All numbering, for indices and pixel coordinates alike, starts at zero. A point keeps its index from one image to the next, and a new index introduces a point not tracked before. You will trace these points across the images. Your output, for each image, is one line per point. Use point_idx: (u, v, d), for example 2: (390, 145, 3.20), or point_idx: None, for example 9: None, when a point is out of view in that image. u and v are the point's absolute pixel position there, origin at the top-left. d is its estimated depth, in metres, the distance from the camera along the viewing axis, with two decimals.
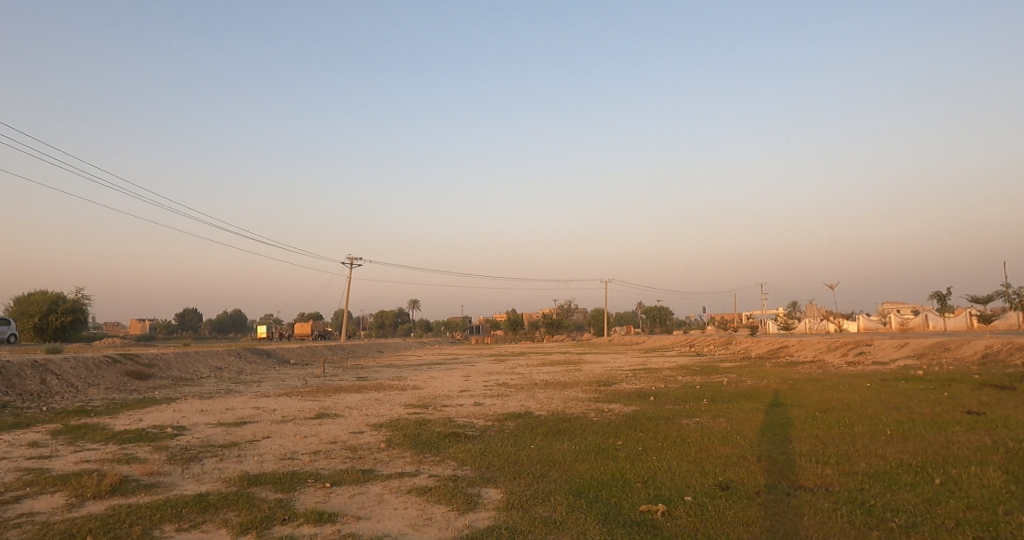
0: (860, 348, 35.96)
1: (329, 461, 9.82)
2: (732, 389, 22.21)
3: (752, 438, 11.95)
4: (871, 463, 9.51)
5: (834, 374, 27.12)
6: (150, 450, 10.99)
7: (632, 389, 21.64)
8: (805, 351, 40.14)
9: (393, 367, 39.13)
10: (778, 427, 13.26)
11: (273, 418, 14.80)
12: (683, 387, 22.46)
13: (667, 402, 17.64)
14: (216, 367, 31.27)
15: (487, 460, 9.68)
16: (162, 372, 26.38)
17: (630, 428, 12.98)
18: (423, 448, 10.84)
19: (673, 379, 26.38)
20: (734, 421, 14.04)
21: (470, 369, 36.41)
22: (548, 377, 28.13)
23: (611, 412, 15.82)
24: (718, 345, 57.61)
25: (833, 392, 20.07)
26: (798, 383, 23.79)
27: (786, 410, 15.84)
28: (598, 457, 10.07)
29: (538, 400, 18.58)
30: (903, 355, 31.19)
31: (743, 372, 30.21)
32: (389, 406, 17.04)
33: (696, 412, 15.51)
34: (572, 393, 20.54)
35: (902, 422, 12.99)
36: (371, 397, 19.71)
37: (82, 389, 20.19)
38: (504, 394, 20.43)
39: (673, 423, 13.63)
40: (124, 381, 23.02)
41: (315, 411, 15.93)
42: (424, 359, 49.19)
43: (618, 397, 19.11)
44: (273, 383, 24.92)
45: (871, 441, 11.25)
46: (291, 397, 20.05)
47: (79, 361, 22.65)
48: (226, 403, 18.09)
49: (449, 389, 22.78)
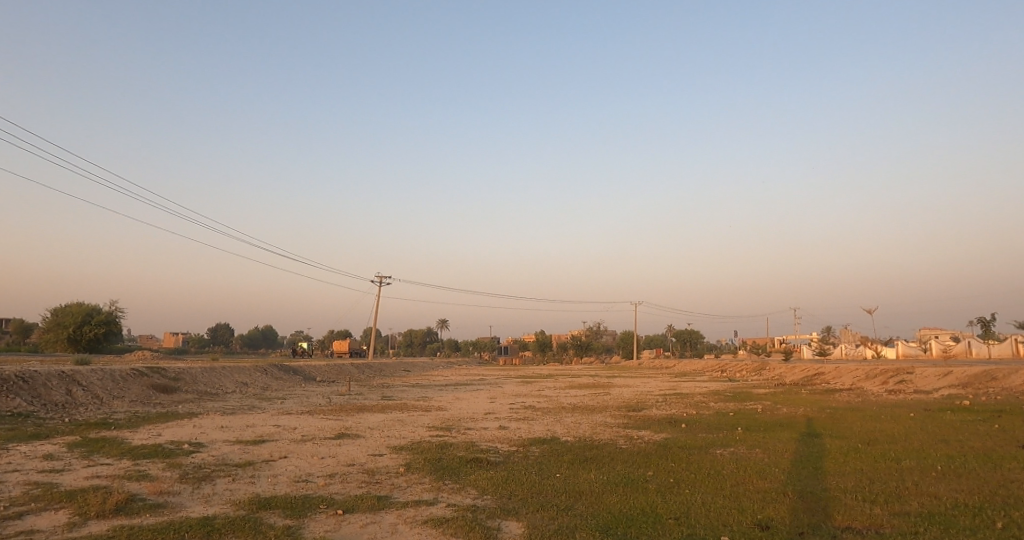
0: (902, 376, 34.21)
1: (344, 486, 9.42)
2: (768, 417, 21.19)
3: (793, 471, 11.15)
4: (925, 503, 8.68)
5: (874, 402, 25.78)
6: (164, 467, 10.79)
7: (662, 415, 20.80)
8: (842, 378, 38.46)
9: (417, 386, 38.81)
10: (821, 460, 12.39)
11: (292, 437, 14.53)
12: (715, 414, 21.50)
13: (698, 430, 16.84)
14: (242, 383, 31.40)
15: (509, 489, 9.17)
16: (188, 386, 26.56)
17: (660, 458, 12.29)
18: (443, 474, 10.37)
19: (704, 405, 25.38)
20: (771, 453, 13.22)
21: (495, 390, 35.89)
22: (575, 400, 27.35)
23: (641, 439, 15.10)
24: (750, 370, 55.79)
25: (876, 423, 18.92)
26: (837, 412, 22.56)
27: (827, 442, 14.89)
28: (627, 489, 9.45)
29: (564, 424, 17.94)
30: (947, 384, 29.51)
31: (778, 399, 28.93)
32: (411, 428, 16.62)
33: (729, 441, 14.70)
34: (599, 417, 19.83)
35: (957, 458, 12.00)
36: (393, 417, 19.36)
37: (107, 401, 20.35)
38: (529, 418, 19.85)
39: (707, 454, 12.87)
40: (149, 394, 23.18)
41: (335, 431, 15.62)
42: (450, 379, 48.93)
43: (647, 423, 18.35)
44: (296, 400, 24.80)
45: (924, 478, 10.36)
46: (312, 415, 19.83)
47: (106, 374, 22.92)
48: (247, 420, 17.95)
49: (474, 411, 22.30)
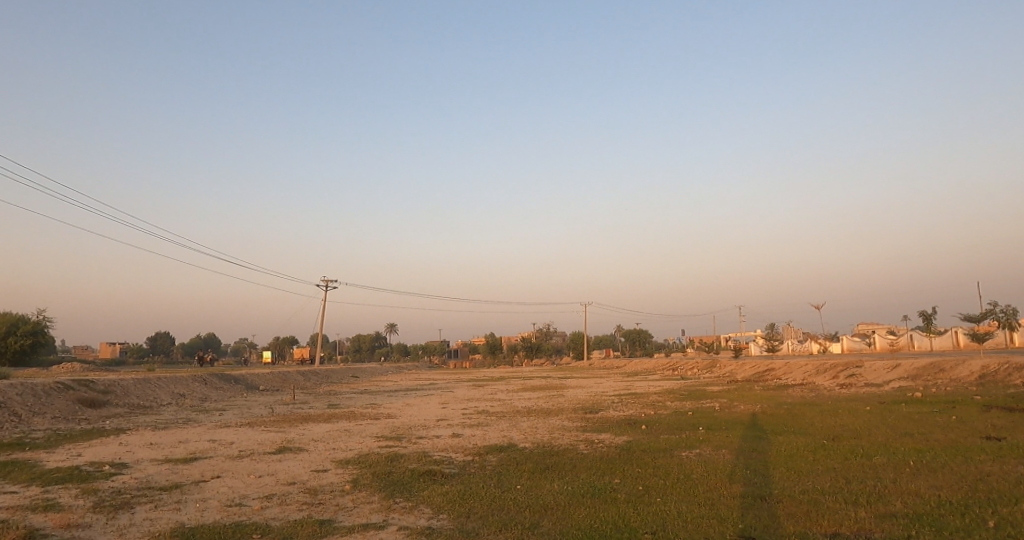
0: (850, 370, 35.24)
1: (283, 509, 8.37)
2: (726, 415, 21.19)
3: (763, 474, 10.81)
4: (904, 505, 8.42)
5: (829, 397, 26.29)
6: (76, 493, 9.37)
7: (622, 416, 20.43)
8: (793, 374, 39.38)
9: (367, 393, 37.27)
10: (788, 460, 12.15)
11: (228, 454, 13.21)
12: (675, 414, 21.32)
13: (660, 431, 16.46)
14: (179, 394, 29.19)
15: (467, 507, 8.36)
16: (118, 399, 24.36)
17: (625, 463, 11.72)
18: (393, 491, 9.44)
19: (662, 404, 25.23)
20: (737, 454, 12.89)
21: (448, 395, 34.80)
22: (532, 404, 26.72)
23: (602, 443, 14.55)
24: (701, 368, 56.75)
25: (834, 418, 19.07)
26: (793, 408, 22.76)
27: (789, 440, 14.74)
28: (595, 501, 8.81)
29: (521, 429, 17.25)
30: (896, 377, 30.50)
31: (733, 396, 29.20)
32: (359, 439, 15.51)
33: (694, 443, 14.32)
34: (557, 421, 19.25)
35: (920, 452, 11.98)
36: (341, 427, 18.16)
37: (25, 418, 18.28)
38: (485, 424, 19.01)
39: (672, 457, 12.42)
40: (74, 409, 21.05)
41: (276, 445, 14.36)
42: (401, 385, 47.53)
43: (608, 425, 17.90)
44: (237, 412, 23.09)
45: (896, 477, 10.16)
46: (254, 427, 18.38)
47: (25, 388, 20.61)
48: (180, 435, 16.34)
49: (426, 417, 21.31)
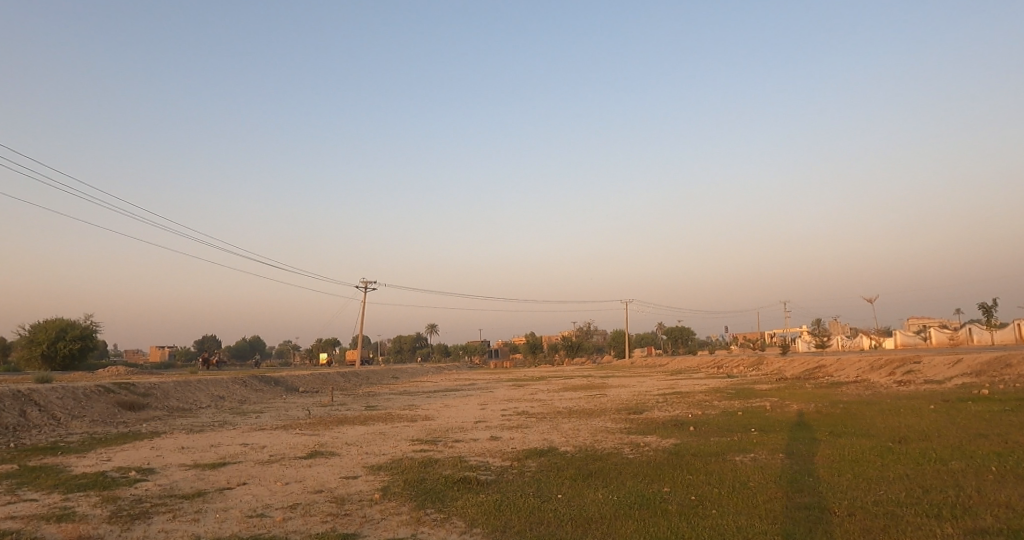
0: (908, 366, 33.05)
1: (305, 521, 7.83)
2: (778, 415, 19.88)
3: (829, 482, 9.72)
4: (1002, 517, 7.28)
5: (887, 395, 24.53)
6: (96, 502, 9.09)
7: (667, 417, 19.36)
8: (845, 370, 37.26)
9: (404, 394, 37.07)
10: (855, 465, 10.96)
11: (258, 459, 12.88)
12: (723, 414, 20.14)
13: (709, 433, 15.36)
14: (219, 396, 29.52)
15: (501, 520, 7.62)
16: (158, 402, 24.66)
17: (674, 469, 10.78)
18: (424, 501, 8.78)
19: (709, 404, 23.91)
20: (798, 459, 11.76)
21: (485, 395, 34.24)
22: (571, 404, 25.86)
23: (648, 446, 13.58)
24: (747, 365, 54.57)
25: (898, 418, 17.52)
26: (849, 407, 21.18)
27: (854, 442, 13.45)
28: (642, 513, 7.93)
29: (561, 432, 16.39)
30: (958, 373, 28.32)
31: (783, 394, 27.65)
32: (393, 442, 15.00)
33: (747, 446, 13.22)
34: (598, 422, 18.35)
35: (1004, 456, 10.62)
36: (374, 430, 17.70)
37: (64, 422, 18.52)
38: (523, 426, 18.25)
39: (725, 462, 11.41)
40: (113, 413, 21.31)
41: (307, 449, 13.98)
42: (439, 386, 47.29)
43: (652, 427, 16.89)
44: (273, 414, 22.98)
45: (982, 484, 8.94)
46: (287, 430, 18.12)
47: (66, 391, 21.02)
48: (212, 439, 16.19)
49: (463, 419, 20.71)
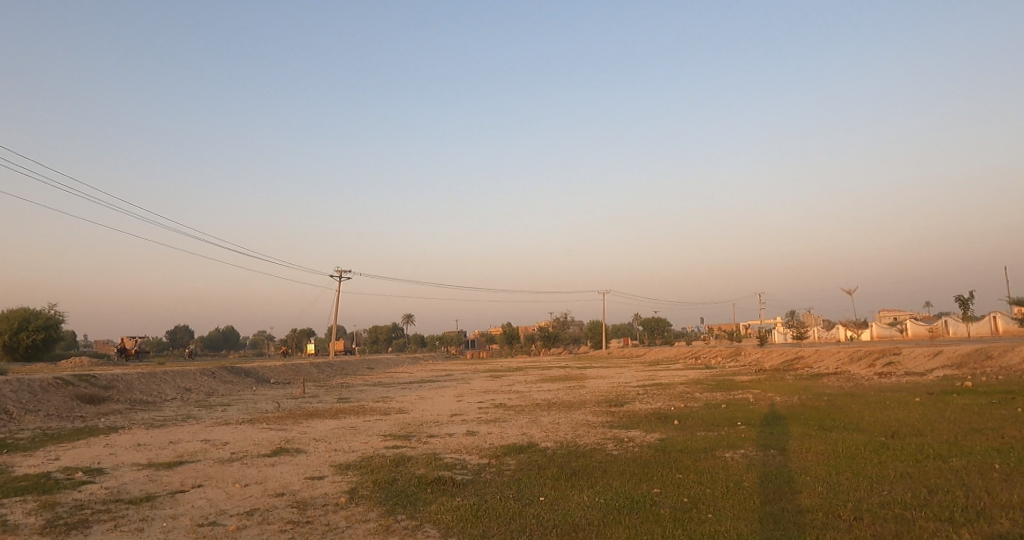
0: (887, 358, 33.22)
1: (262, 531, 7.04)
2: (762, 408, 19.54)
3: (826, 482, 9.26)
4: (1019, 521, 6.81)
5: (869, 387, 24.46)
6: (30, 507, 8.12)
7: (650, 410, 18.88)
8: (825, 362, 37.40)
9: (380, 386, 36.19)
10: (849, 463, 10.55)
11: (218, 457, 11.95)
12: (707, 407, 19.70)
13: (695, 427, 14.87)
14: (185, 388, 28.28)
15: (478, 529, 6.90)
16: (120, 395, 23.43)
17: (663, 468, 10.22)
18: (395, 505, 8.04)
19: (691, 396, 23.55)
20: (790, 455, 11.30)
21: (463, 387, 33.45)
22: (551, 396, 25.29)
23: (633, 442, 13.03)
24: (725, 356, 54.79)
25: (885, 411, 17.28)
26: (834, 400, 20.97)
27: (845, 437, 13.07)
28: (635, 519, 7.31)
29: (542, 426, 15.76)
30: (938, 366, 28.46)
31: (765, 386, 27.44)
32: (364, 438, 14.20)
33: (737, 442, 12.73)
34: (580, 416, 17.77)
35: (1005, 453, 10.27)
36: (346, 424, 16.84)
37: (15, 417, 17.33)
38: (502, 419, 17.59)
39: (714, 459, 10.90)
40: (70, 406, 20.10)
41: (273, 446, 13.10)
42: (417, 377, 46.40)
43: (636, 420, 16.36)
44: (242, 408, 21.94)
45: (986, 484, 8.54)
46: (255, 425, 17.18)
47: (20, 384, 19.70)
48: (172, 435, 15.19)
49: (439, 412, 19.96)
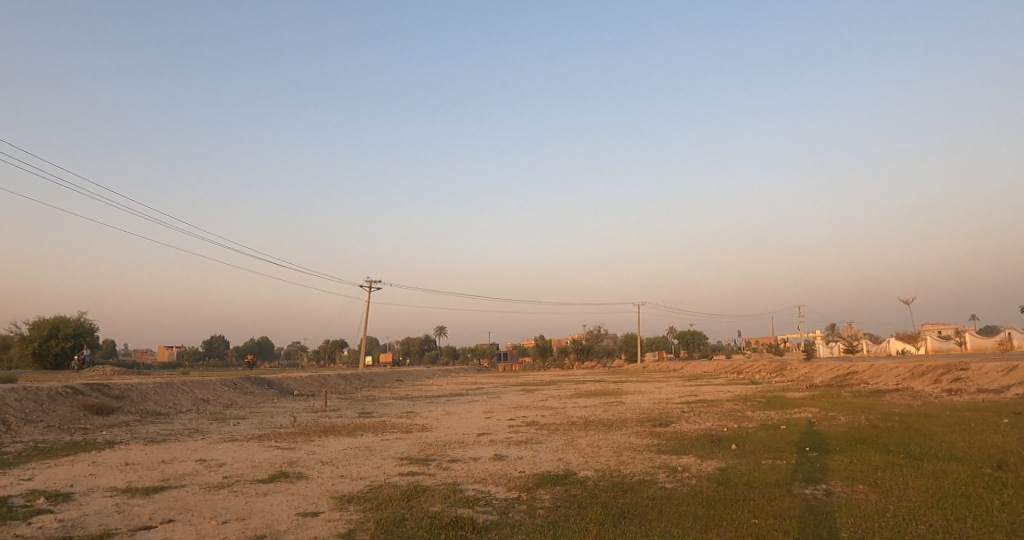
0: (956, 373, 29.94)
1: None
2: (828, 430, 17.13)
3: (952, 534, 7.09)
4: None
5: (942, 406, 21.63)
6: None
7: (699, 431, 16.70)
8: (883, 377, 34.15)
9: (406, 400, 34.57)
10: (970, 506, 8.29)
11: (207, 483, 10.41)
12: (764, 428, 17.38)
13: (759, 455, 12.67)
14: (202, 400, 27.15)
15: None
16: (131, 406, 22.36)
17: (733, 509, 8.20)
18: None
19: (743, 416, 21.17)
20: (889, 494, 9.09)
21: (492, 403, 31.65)
22: (587, 414, 23.18)
23: (689, 472, 10.94)
24: (770, 371, 51.26)
25: (979, 435, 14.74)
26: (909, 420, 18.32)
27: (945, 469, 10.74)
28: None
29: (579, 450, 13.77)
30: (1017, 382, 25.25)
31: (822, 404, 24.73)
32: (376, 461, 12.50)
33: (816, 474, 10.54)
34: (621, 437, 15.74)
35: None
36: (361, 444, 15.18)
37: (12, 428, 16.27)
38: (533, 441, 15.65)
39: (793, 498, 8.79)
40: (75, 418, 18.98)
41: (272, 470, 11.45)
42: (444, 391, 44.73)
43: (688, 445, 14.19)
44: (255, 422, 20.51)
45: None
46: (261, 442, 15.62)
47: (26, 393, 18.77)
48: (168, 453, 13.79)
49: (464, 431, 18.16)
